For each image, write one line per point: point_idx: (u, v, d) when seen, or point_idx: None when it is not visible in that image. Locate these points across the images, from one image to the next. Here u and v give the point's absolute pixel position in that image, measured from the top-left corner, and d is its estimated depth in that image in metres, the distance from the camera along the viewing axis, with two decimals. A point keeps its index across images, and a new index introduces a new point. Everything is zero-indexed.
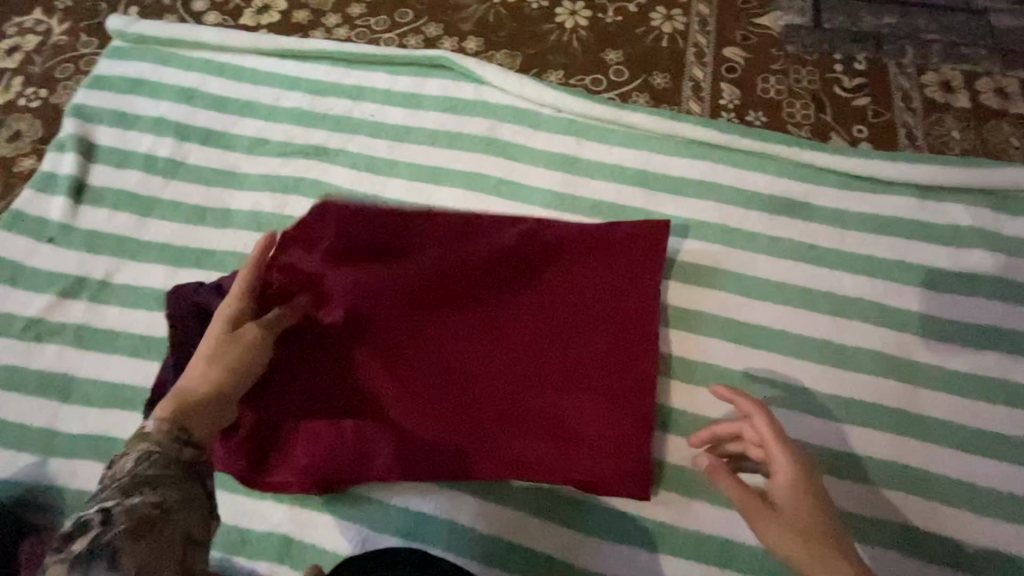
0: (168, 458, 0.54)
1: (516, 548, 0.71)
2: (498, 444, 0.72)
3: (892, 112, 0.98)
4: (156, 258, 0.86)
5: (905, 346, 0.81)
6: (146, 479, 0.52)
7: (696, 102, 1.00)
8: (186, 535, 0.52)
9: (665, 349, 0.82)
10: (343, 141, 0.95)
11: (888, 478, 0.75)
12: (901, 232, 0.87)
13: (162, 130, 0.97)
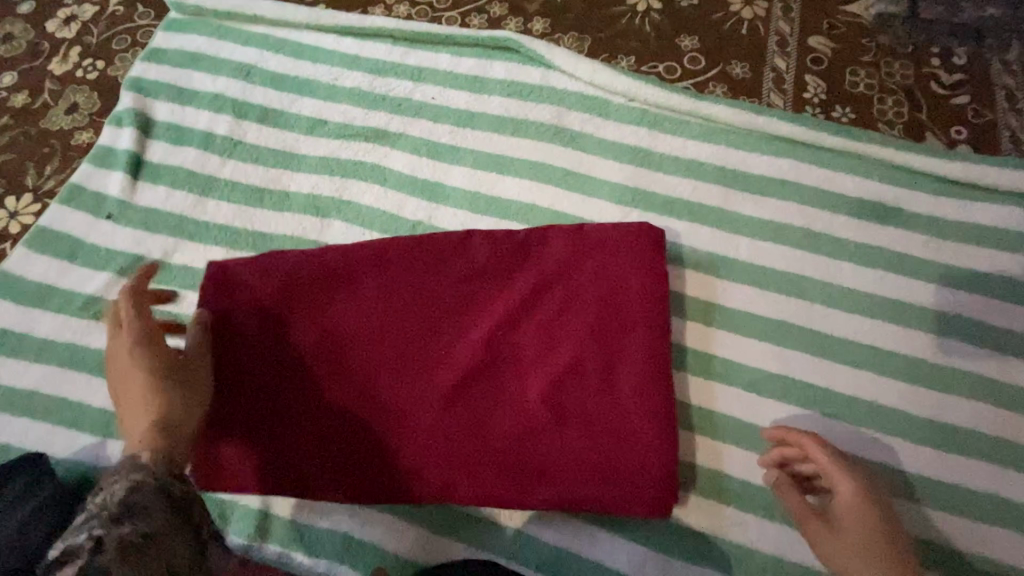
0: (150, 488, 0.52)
1: (584, 561, 0.68)
2: (505, 466, 0.67)
3: (994, 113, 0.90)
4: (215, 240, 0.85)
5: (1006, 369, 0.75)
6: (137, 507, 0.50)
7: (777, 94, 0.94)
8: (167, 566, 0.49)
9: (742, 359, 0.77)
10: (404, 125, 0.92)
11: (985, 512, 0.70)
12: (1005, 243, 0.80)
13: (219, 106, 0.94)
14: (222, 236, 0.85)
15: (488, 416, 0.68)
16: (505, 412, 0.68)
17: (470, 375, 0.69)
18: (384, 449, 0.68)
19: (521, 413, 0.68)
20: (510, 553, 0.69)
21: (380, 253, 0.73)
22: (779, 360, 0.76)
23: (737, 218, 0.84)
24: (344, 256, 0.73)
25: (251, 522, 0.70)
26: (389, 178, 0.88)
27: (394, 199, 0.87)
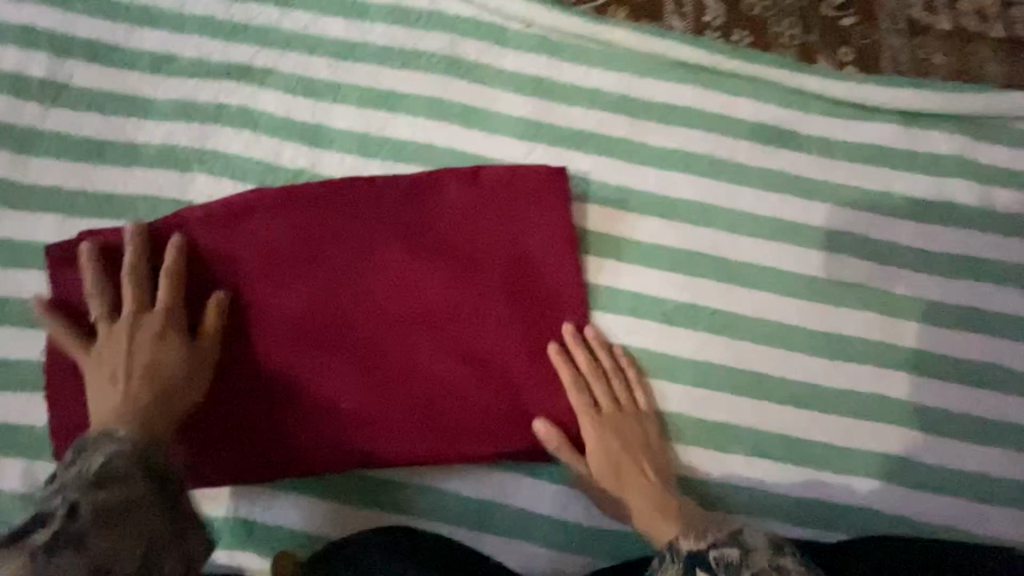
0: (141, 463, 0.55)
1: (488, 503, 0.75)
2: (401, 422, 0.73)
3: (880, 32, 0.93)
4: (53, 212, 0.73)
5: (883, 282, 0.81)
6: (116, 475, 0.53)
7: (677, 18, 0.90)
8: (150, 534, 0.52)
9: (655, 292, 0.78)
10: (272, 59, 0.79)
11: (854, 412, 0.78)
12: (885, 160, 0.84)
13: (30, 42, 0.76)
14: (60, 205, 0.73)
15: (383, 379, 0.73)
16: (399, 373, 0.74)
17: (367, 345, 0.73)
18: (287, 420, 0.73)
19: (414, 372, 0.74)
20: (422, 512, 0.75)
21: (257, 232, 0.73)
22: (683, 290, 0.78)
23: (641, 147, 0.81)
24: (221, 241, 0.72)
25: None
26: (261, 123, 0.77)
27: (268, 147, 0.77)
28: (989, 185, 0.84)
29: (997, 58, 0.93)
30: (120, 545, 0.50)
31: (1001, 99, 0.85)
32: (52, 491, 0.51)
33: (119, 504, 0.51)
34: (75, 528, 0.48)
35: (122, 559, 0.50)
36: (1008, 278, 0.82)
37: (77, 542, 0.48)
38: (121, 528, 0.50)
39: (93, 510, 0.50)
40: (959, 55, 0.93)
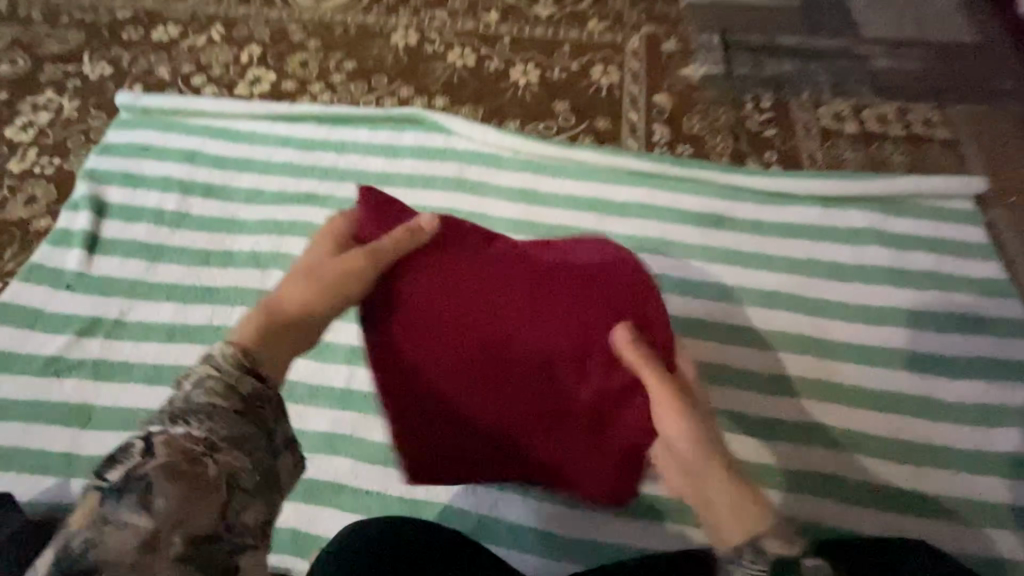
0: (226, 386, 0.53)
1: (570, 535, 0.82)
2: (544, 443, 0.77)
3: (795, 140, 1.17)
4: None
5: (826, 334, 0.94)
6: (197, 414, 0.50)
7: (633, 139, 1.18)
8: (230, 480, 0.49)
9: None
10: (331, 188, 1.09)
11: (831, 455, 0.86)
12: (822, 236, 1.02)
13: (168, 186, 1.10)
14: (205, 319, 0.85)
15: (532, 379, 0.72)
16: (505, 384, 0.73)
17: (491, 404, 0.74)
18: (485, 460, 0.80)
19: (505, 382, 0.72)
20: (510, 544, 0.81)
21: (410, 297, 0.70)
22: None
23: (609, 235, 1.03)
24: (411, 303, 0.70)
25: None
26: (320, 232, 1.04)
27: None
28: (899, 251, 1.00)
29: (897, 149, 1.15)
30: (218, 432, 0.50)
31: (894, 182, 1.05)
32: (140, 429, 0.49)
33: (192, 449, 0.48)
34: (180, 408, 0.50)
35: (213, 450, 0.49)
36: (936, 322, 0.94)
37: (140, 490, 0.45)
38: (178, 482, 0.46)
39: (166, 418, 0.50)
40: (868, 155, 1.15)
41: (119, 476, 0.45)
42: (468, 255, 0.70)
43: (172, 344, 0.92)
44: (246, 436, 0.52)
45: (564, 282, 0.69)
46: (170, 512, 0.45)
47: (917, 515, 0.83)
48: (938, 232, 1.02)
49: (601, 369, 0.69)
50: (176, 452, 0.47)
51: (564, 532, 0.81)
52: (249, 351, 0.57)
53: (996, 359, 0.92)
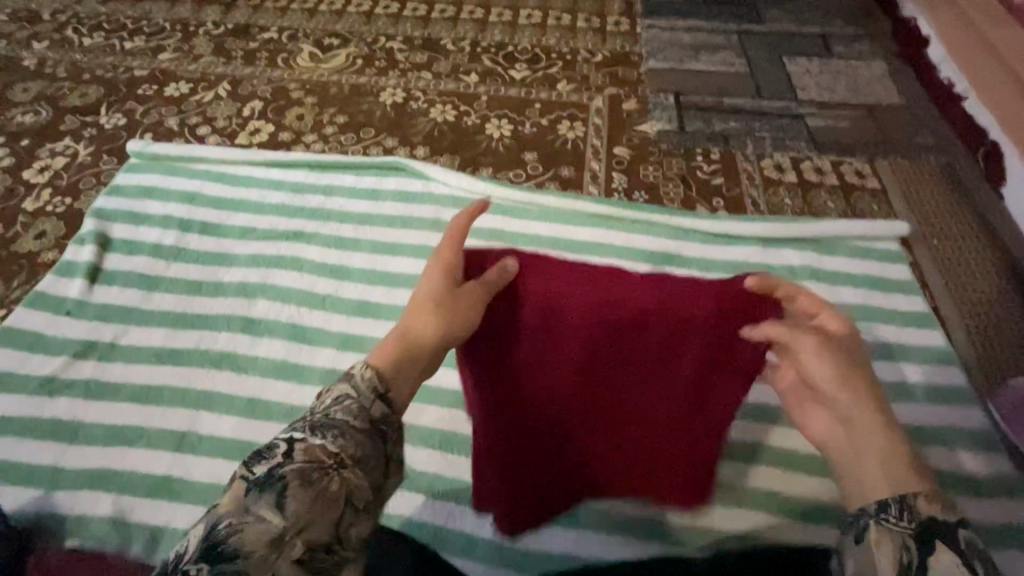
0: (359, 407, 0.57)
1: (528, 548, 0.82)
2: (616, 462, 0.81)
3: (740, 188, 1.29)
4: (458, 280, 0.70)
5: None
6: (336, 426, 0.54)
7: (594, 186, 1.30)
8: (348, 498, 0.50)
9: None
10: (317, 226, 1.20)
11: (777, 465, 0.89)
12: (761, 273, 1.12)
13: (168, 224, 1.20)
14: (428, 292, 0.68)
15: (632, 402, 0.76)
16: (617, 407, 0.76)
17: (571, 437, 0.79)
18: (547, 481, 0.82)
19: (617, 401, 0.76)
20: (474, 557, 0.82)
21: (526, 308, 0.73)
22: None
23: None
24: (503, 327, 0.73)
25: (177, 540, 0.81)
26: (304, 265, 1.13)
27: (308, 280, 1.11)
28: (832, 287, 1.10)
29: (832, 198, 1.27)
30: (347, 447, 0.53)
31: (824, 226, 1.17)
32: (285, 430, 0.54)
33: (328, 460, 0.51)
34: (320, 421, 0.55)
35: (339, 462, 0.51)
36: (866, 351, 1.02)
37: (278, 492, 0.47)
38: (314, 489, 0.48)
39: (306, 428, 0.54)
40: (805, 201, 1.27)
41: (261, 470, 0.49)
42: (560, 274, 0.73)
43: (161, 365, 0.99)
44: (367, 457, 0.54)
45: (670, 299, 0.72)
46: (299, 515, 0.47)
47: None
48: (866, 269, 1.13)
49: (692, 364, 0.73)
50: (310, 457, 0.50)
51: (521, 543, 0.83)
52: (384, 382, 0.61)
53: (923, 383, 0.99)
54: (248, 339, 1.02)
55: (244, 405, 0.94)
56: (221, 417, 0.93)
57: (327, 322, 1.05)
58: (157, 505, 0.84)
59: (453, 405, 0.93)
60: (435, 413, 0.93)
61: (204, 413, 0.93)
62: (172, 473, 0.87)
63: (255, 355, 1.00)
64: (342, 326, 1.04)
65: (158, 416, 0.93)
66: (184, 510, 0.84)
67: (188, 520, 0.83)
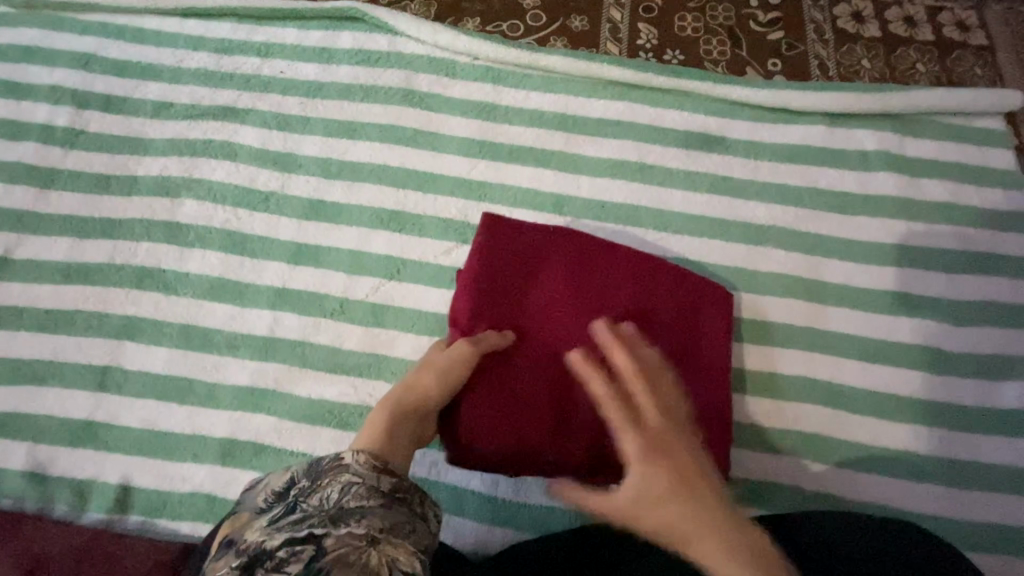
0: (370, 487, 0.45)
1: (522, 502, 0.69)
2: None
3: (805, 45, 0.99)
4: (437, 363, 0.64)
5: (817, 270, 0.82)
6: (351, 514, 0.43)
7: (614, 43, 0.99)
8: (385, 517, 0.43)
9: None
10: (253, 101, 0.92)
11: (817, 404, 0.76)
12: (823, 161, 0.88)
13: (59, 99, 0.92)
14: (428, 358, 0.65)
15: None
16: None
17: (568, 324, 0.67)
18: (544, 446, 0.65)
19: None
20: (461, 510, 0.69)
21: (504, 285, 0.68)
22: None
23: (578, 159, 0.88)
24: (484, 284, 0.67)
25: (109, 496, 0.68)
26: (240, 154, 0.88)
27: (246, 174, 0.87)
28: (914, 178, 0.86)
29: (923, 58, 0.98)
30: (377, 525, 0.42)
31: (916, 95, 0.89)
32: (286, 528, 0.42)
33: (359, 545, 0.40)
34: (332, 512, 0.43)
35: (375, 543, 0.41)
36: (949, 265, 0.82)
37: (312, 542, 0.40)
38: (349, 543, 0.40)
39: (321, 522, 0.42)
40: (887, 62, 0.98)
41: None
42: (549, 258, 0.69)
43: (67, 285, 0.79)
44: (405, 525, 0.44)
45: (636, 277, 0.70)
46: (343, 550, 0.39)
47: (911, 472, 0.74)
48: (962, 155, 0.88)
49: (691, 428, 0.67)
50: (344, 552, 0.39)
51: (515, 496, 0.69)
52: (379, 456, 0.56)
53: (1018, 305, 0.80)
54: (175, 250, 0.81)
55: (176, 334, 0.76)
56: (150, 349, 0.76)
57: (273, 228, 0.83)
58: (81, 455, 0.70)
59: (434, 332, 0.77)
60: (413, 343, 0.76)
61: (128, 344, 0.76)
62: (96, 417, 0.72)
63: (185, 272, 0.80)
64: (292, 233, 0.82)
65: (70, 348, 0.76)
66: (113, 461, 0.70)
67: (120, 472, 0.69)
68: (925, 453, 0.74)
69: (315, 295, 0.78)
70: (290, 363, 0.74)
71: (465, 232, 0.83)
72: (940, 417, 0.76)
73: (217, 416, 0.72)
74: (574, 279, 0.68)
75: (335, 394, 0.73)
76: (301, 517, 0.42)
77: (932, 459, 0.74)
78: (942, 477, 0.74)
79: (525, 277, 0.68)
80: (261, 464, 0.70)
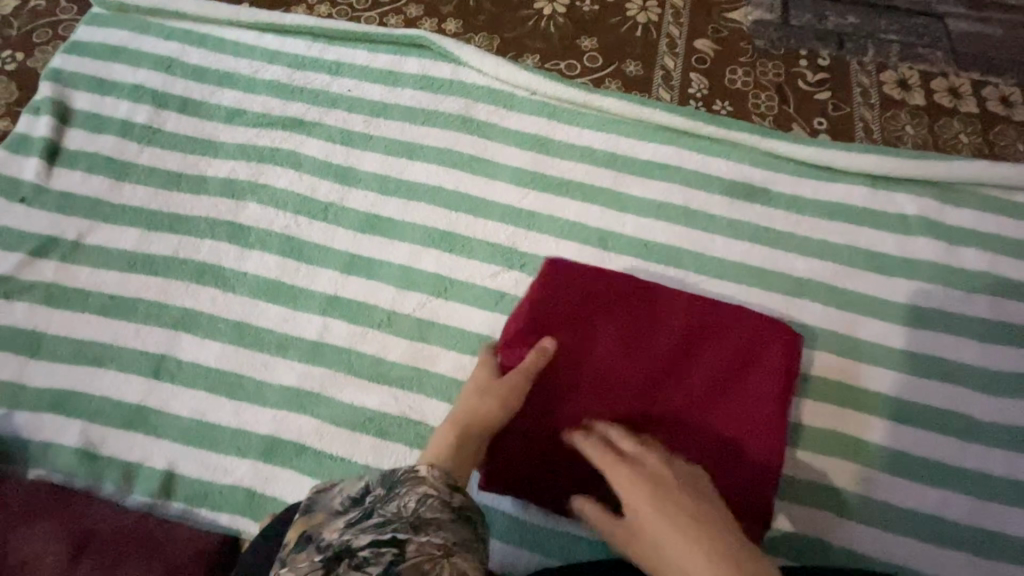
0: (445, 501, 0.48)
1: (549, 528, 0.71)
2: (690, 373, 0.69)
3: (850, 107, 1.02)
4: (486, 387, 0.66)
5: (852, 326, 0.84)
6: (429, 523, 0.45)
7: (666, 89, 1.04)
8: (459, 531, 0.46)
9: None
10: (320, 115, 0.97)
11: (842, 457, 0.78)
12: (864, 220, 0.90)
13: (140, 97, 0.98)
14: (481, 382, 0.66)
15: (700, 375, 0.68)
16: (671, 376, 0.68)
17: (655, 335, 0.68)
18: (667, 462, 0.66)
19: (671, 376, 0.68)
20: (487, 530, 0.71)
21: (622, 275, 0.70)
22: None
23: (625, 197, 0.91)
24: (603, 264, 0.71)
25: (154, 481, 0.71)
26: (304, 164, 0.93)
27: (308, 183, 0.91)
28: (951, 245, 0.88)
29: (966, 130, 1.01)
30: (452, 538, 0.45)
31: (959, 165, 0.92)
32: (368, 530, 0.45)
33: (436, 554, 0.43)
34: (410, 519, 0.45)
35: (450, 554, 0.44)
36: None
37: (395, 546, 0.43)
38: (428, 553, 0.43)
39: (402, 527, 0.44)
40: (930, 130, 1.01)
41: None
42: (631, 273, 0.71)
43: (133, 274, 0.83)
44: (473, 541, 0.47)
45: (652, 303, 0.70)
46: (423, 558, 0.42)
47: (934, 537, 0.74)
48: (1001, 227, 0.90)
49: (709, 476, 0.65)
50: (424, 559, 0.42)
51: (542, 521, 0.71)
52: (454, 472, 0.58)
53: None
54: (236, 250, 0.85)
55: (230, 330, 0.80)
56: (204, 342, 0.79)
57: (329, 238, 0.87)
58: (131, 438, 0.73)
59: (475, 352, 0.80)
60: (455, 360, 0.79)
61: (184, 335, 0.79)
62: (148, 403, 0.75)
63: (243, 271, 0.84)
64: (348, 244, 0.86)
65: (129, 334, 0.79)
66: (161, 447, 0.73)
67: (166, 459, 0.72)
68: (948, 519, 0.75)
69: (365, 306, 0.82)
70: (336, 368, 0.77)
71: (512, 258, 0.86)
72: (965, 484, 0.76)
73: (263, 413, 0.75)
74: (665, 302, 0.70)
75: (376, 403, 0.76)
76: (382, 523, 0.45)
77: (955, 525, 0.75)
78: (965, 545, 0.74)
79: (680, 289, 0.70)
80: (300, 465, 0.72)
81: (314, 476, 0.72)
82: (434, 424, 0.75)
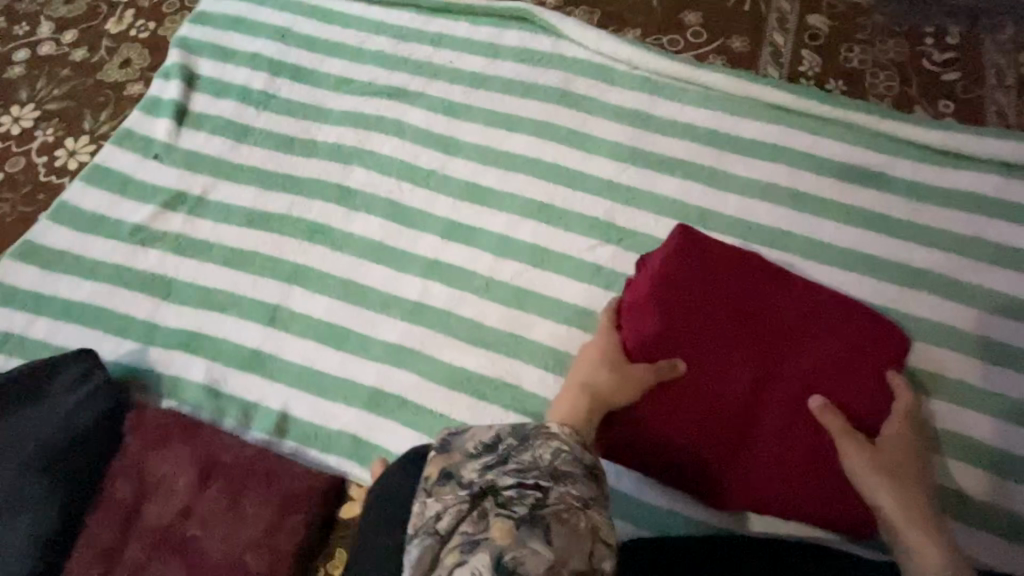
0: (577, 457, 0.49)
1: (638, 501, 0.72)
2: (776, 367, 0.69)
3: (982, 89, 0.95)
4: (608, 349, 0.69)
5: (974, 322, 0.78)
6: (565, 475, 0.47)
7: (774, 67, 0.99)
8: (592, 484, 0.48)
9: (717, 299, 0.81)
10: (422, 85, 0.99)
11: (957, 459, 0.73)
12: (995, 211, 0.83)
13: (257, 65, 1.03)
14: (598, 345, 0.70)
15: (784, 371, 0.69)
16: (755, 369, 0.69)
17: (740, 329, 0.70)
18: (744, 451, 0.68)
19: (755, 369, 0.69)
20: None
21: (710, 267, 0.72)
22: None
23: (728, 177, 0.89)
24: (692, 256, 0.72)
25: (269, 420, 0.76)
26: (407, 132, 0.95)
27: (411, 151, 0.94)
28: None
29: None
30: (586, 489, 0.47)
31: None
32: (510, 474, 0.47)
33: (575, 504, 0.45)
34: (548, 469, 0.47)
35: (586, 506, 0.46)
36: None
37: (537, 492, 0.45)
38: (567, 503, 0.45)
39: (541, 475, 0.47)
40: None
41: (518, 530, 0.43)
42: (719, 266, 0.72)
43: (251, 229, 0.89)
44: (603, 494, 0.49)
45: (739, 297, 0.71)
46: (563, 507, 0.45)
47: None
48: None
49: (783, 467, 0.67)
50: (565, 507, 0.45)
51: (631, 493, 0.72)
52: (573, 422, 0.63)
53: None
54: (343, 211, 0.89)
55: (338, 286, 0.84)
56: (314, 296, 0.84)
57: (430, 204, 0.89)
58: (249, 379, 0.79)
59: (571, 322, 0.80)
60: (550, 329, 0.80)
61: (296, 289, 0.84)
62: (264, 349, 0.81)
63: (350, 232, 0.88)
64: (448, 211, 0.88)
65: (247, 284, 0.85)
66: (275, 390, 0.78)
67: (280, 401, 0.77)
68: None
69: (464, 271, 0.84)
70: (436, 329, 0.80)
71: (609, 232, 0.86)
72: None
73: (367, 366, 0.78)
74: (753, 297, 0.71)
75: (474, 365, 0.78)
76: (521, 473, 0.46)
77: None
78: None
79: (767, 288, 0.71)
80: (402, 417, 0.76)
81: (414, 429, 0.75)
82: (528, 388, 0.77)
